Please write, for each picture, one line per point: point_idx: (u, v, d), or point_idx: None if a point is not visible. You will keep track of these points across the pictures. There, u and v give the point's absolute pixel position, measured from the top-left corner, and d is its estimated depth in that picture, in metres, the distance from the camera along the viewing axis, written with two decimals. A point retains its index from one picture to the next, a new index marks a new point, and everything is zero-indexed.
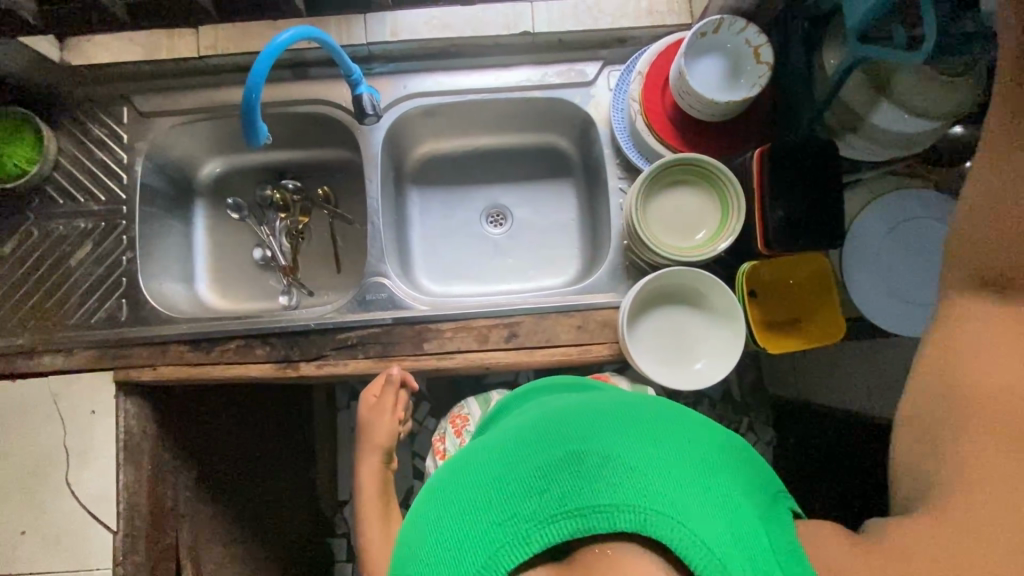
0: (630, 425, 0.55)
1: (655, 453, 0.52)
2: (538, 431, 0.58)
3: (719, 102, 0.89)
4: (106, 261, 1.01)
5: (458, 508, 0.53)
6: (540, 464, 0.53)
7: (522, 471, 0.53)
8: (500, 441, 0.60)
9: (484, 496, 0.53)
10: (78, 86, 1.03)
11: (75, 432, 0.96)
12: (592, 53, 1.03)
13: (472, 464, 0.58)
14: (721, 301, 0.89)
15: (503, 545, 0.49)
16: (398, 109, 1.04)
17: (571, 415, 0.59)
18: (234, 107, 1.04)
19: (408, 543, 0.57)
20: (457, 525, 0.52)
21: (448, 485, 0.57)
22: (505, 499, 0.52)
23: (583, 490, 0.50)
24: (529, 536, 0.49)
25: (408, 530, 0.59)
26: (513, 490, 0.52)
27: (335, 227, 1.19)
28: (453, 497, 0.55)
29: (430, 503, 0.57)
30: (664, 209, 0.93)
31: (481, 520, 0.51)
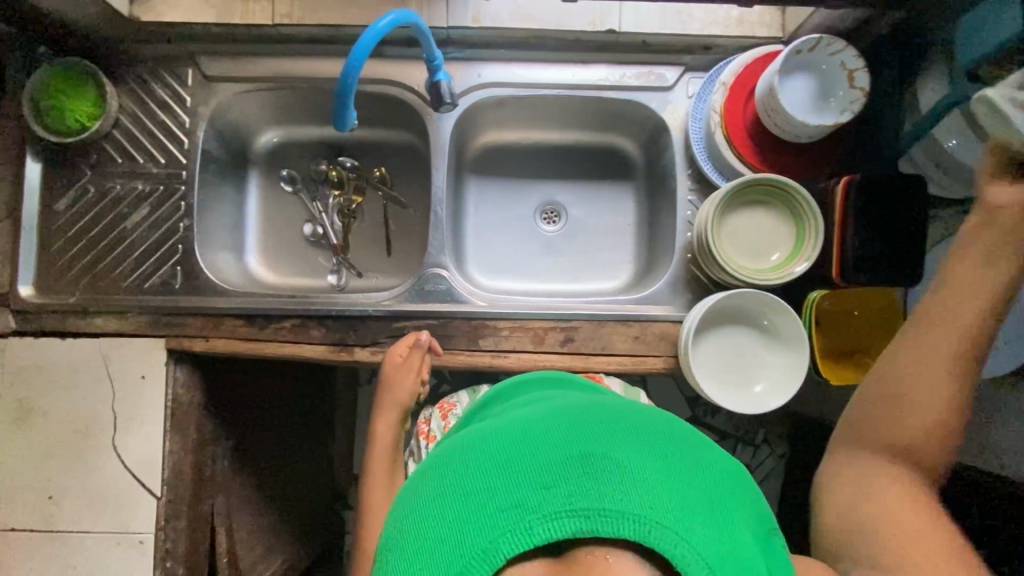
0: (640, 431, 0.52)
1: (667, 466, 0.48)
2: (549, 424, 0.53)
3: (808, 125, 0.86)
4: (163, 226, 0.99)
5: (456, 488, 0.49)
6: (548, 456, 0.49)
7: (528, 461, 0.49)
8: (502, 428, 0.55)
9: (484, 480, 0.49)
10: (143, 42, 1.00)
11: (124, 396, 0.96)
12: (674, 57, 1.00)
13: (472, 446, 0.54)
14: (787, 328, 0.89)
15: (501, 535, 0.45)
16: (470, 98, 1.02)
17: (579, 414, 0.55)
18: (301, 79, 1.01)
19: (394, 520, 0.52)
20: (452, 507, 0.48)
21: (446, 465, 0.53)
22: (508, 486, 0.48)
23: (593, 490, 0.46)
24: (529, 530, 0.45)
25: (393, 508, 0.54)
26: (515, 479, 0.48)
27: (388, 209, 1.17)
28: (450, 479, 0.51)
29: (425, 481, 0.53)
30: (737, 227, 0.92)
31: (479, 506, 0.47)
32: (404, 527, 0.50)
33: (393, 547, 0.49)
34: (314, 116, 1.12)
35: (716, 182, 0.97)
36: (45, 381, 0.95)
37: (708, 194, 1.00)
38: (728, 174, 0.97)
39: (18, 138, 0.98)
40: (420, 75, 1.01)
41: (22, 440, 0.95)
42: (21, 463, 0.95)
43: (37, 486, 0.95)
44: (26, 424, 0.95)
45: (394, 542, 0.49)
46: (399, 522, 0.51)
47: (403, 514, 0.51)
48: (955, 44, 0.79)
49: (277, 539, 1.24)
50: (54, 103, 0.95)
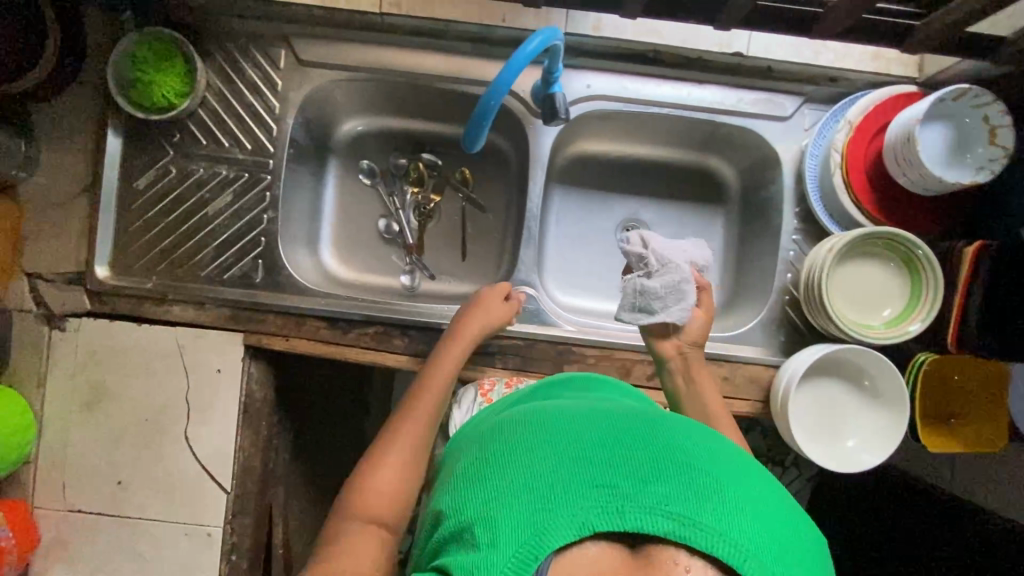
0: (737, 469, 0.51)
1: (758, 506, 0.48)
2: (652, 428, 0.54)
3: (942, 180, 0.82)
4: (246, 216, 0.95)
5: (554, 454, 0.50)
6: (649, 456, 0.50)
7: (631, 453, 0.50)
8: (604, 417, 0.56)
9: (583, 455, 0.50)
10: (236, 17, 0.94)
11: (198, 389, 0.93)
12: (797, 87, 0.95)
13: (581, 423, 0.56)
14: (890, 388, 0.86)
15: (591, 506, 0.45)
16: (576, 109, 0.96)
17: (680, 431, 0.55)
18: (400, 72, 0.95)
19: (479, 459, 0.54)
20: (545, 466, 0.49)
21: (545, 429, 0.54)
22: (607, 466, 0.48)
23: (688, 499, 0.46)
24: (619, 512, 0.45)
25: (478, 451, 0.56)
26: (617, 468, 0.48)
27: (466, 212, 1.13)
28: (552, 445, 0.51)
29: (519, 434, 0.54)
30: (847, 278, 0.88)
31: (574, 474, 0.48)
32: (491, 470, 0.51)
33: (475, 484, 0.51)
34: (402, 108, 1.07)
35: (826, 225, 0.93)
36: (119, 365, 0.93)
37: (814, 236, 0.96)
38: (841, 219, 0.93)
39: (101, 108, 0.93)
40: (525, 80, 0.95)
41: (93, 422, 0.94)
42: (91, 445, 0.94)
43: (106, 469, 0.93)
44: (97, 406, 0.94)
45: (478, 479, 0.51)
46: (487, 463, 0.53)
47: (492, 456, 0.53)
48: None
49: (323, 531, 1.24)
50: (142, 76, 0.89)
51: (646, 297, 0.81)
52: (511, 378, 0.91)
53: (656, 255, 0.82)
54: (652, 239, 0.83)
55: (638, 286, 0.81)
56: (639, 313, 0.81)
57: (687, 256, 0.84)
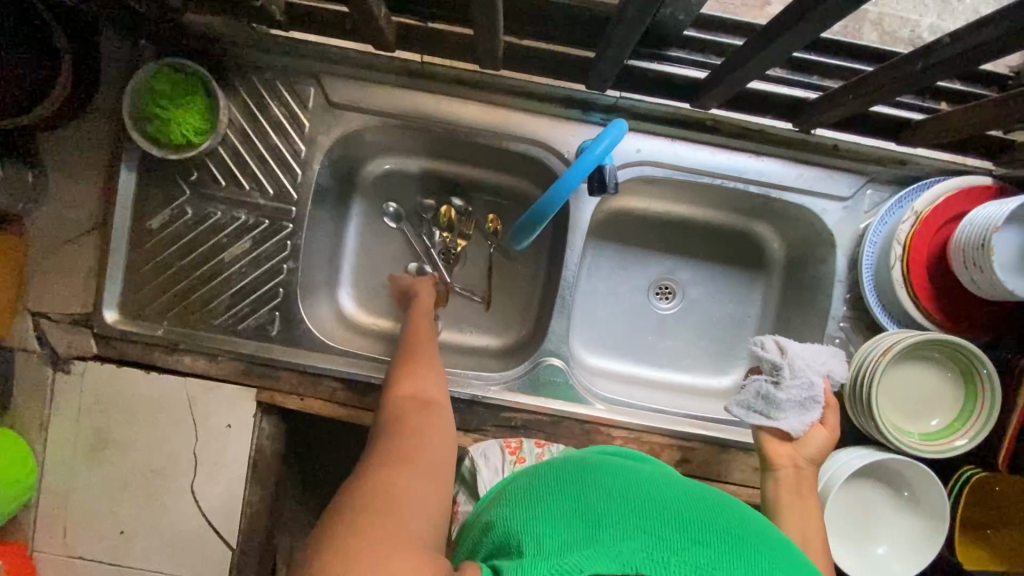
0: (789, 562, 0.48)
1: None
2: (711, 500, 0.53)
3: (1011, 290, 0.76)
4: (264, 264, 0.90)
5: (612, 499, 0.50)
6: (705, 522, 0.48)
7: (687, 519, 0.48)
8: (670, 481, 0.56)
9: (637, 507, 0.49)
10: (264, 51, 0.86)
11: (207, 443, 0.89)
12: (860, 168, 0.88)
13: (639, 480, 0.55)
14: (929, 497, 0.83)
15: (635, 548, 0.43)
16: (621, 173, 0.90)
17: (738, 513, 0.53)
18: (437, 122, 0.88)
19: (538, 488, 0.55)
20: (600, 506, 0.49)
21: (608, 477, 0.54)
22: (660, 520, 0.47)
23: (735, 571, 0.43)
24: (663, 563, 0.42)
25: (539, 478, 0.57)
26: (670, 524, 0.47)
27: (494, 261, 1.07)
28: (610, 491, 0.52)
29: (580, 475, 0.55)
30: (896, 380, 0.83)
31: (625, 517, 0.47)
32: (547, 498, 0.52)
33: (529, 506, 0.52)
34: (434, 151, 1.00)
35: (878, 319, 0.88)
36: (124, 414, 0.89)
37: (862, 325, 0.91)
38: (895, 314, 0.87)
39: (115, 141, 0.87)
40: (571, 140, 0.89)
41: (94, 470, 0.90)
42: (91, 493, 0.90)
43: (106, 519, 0.90)
44: (100, 454, 0.90)
45: (533, 502, 0.52)
46: (544, 491, 0.53)
47: (550, 486, 0.54)
48: None
49: None
50: (160, 112, 0.82)
51: (769, 403, 0.78)
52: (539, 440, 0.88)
53: (788, 363, 0.79)
54: (789, 347, 0.81)
55: (762, 391, 0.79)
56: (752, 413, 0.79)
57: (820, 369, 0.80)
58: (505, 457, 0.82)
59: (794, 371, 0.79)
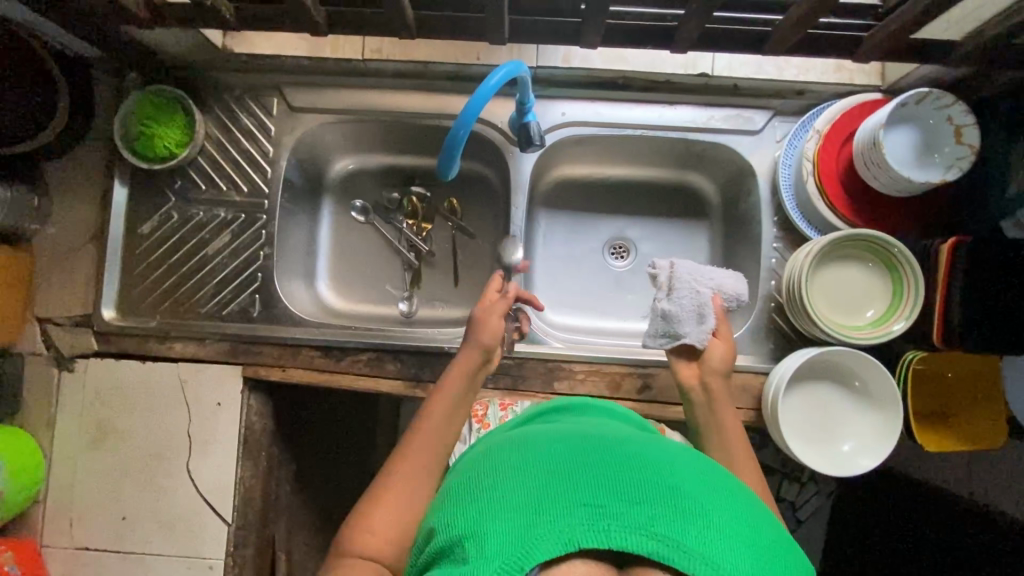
0: (724, 494, 0.47)
1: (749, 536, 0.44)
2: (640, 450, 0.51)
3: (909, 179, 0.83)
4: (243, 254, 1.00)
5: (545, 471, 0.47)
6: (646, 476, 0.46)
7: (620, 475, 0.46)
8: (599, 437, 0.53)
9: (570, 473, 0.46)
10: (231, 71, 1.01)
11: (200, 422, 0.96)
12: (764, 101, 0.98)
13: (565, 440, 0.52)
14: (880, 387, 0.85)
15: (578, 522, 0.42)
16: (552, 136, 1.01)
17: (670, 454, 0.51)
18: (386, 112, 1.01)
19: (470, 481, 0.50)
20: (535, 483, 0.46)
21: (537, 448, 0.51)
22: (590, 483, 0.45)
23: (677, 520, 0.42)
24: (605, 531, 0.42)
25: (471, 470, 0.53)
26: (602, 484, 0.45)
27: (457, 240, 1.16)
28: (538, 459, 0.49)
29: (514, 455, 0.51)
30: (828, 281, 0.89)
31: (560, 490, 0.45)
32: (480, 489, 0.48)
33: (467, 501, 0.48)
34: (389, 146, 1.12)
35: (804, 232, 0.95)
36: (122, 403, 0.96)
37: (794, 243, 0.98)
38: (819, 225, 0.94)
39: (108, 162, 1.00)
40: (505, 113, 1.01)
41: (97, 461, 0.96)
42: (93, 483, 0.96)
43: (109, 507, 0.95)
44: (102, 444, 0.96)
45: (471, 495, 0.48)
46: (479, 479, 0.49)
47: (484, 473, 0.50)
48: None
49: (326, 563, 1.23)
50: (146, 130, 0.95)
51: (669, 322, 0.84)
52: (505, 400, 0.94)
53: (673, 279, 0.86)
54: (676, 264, 0.87)
55: (659, 311, 0.85)
56: (659, 338, 0.84)
57: (709, 283, 0.85)
58: (471, 425, 0.91)
59: (682, 286, 0.84)
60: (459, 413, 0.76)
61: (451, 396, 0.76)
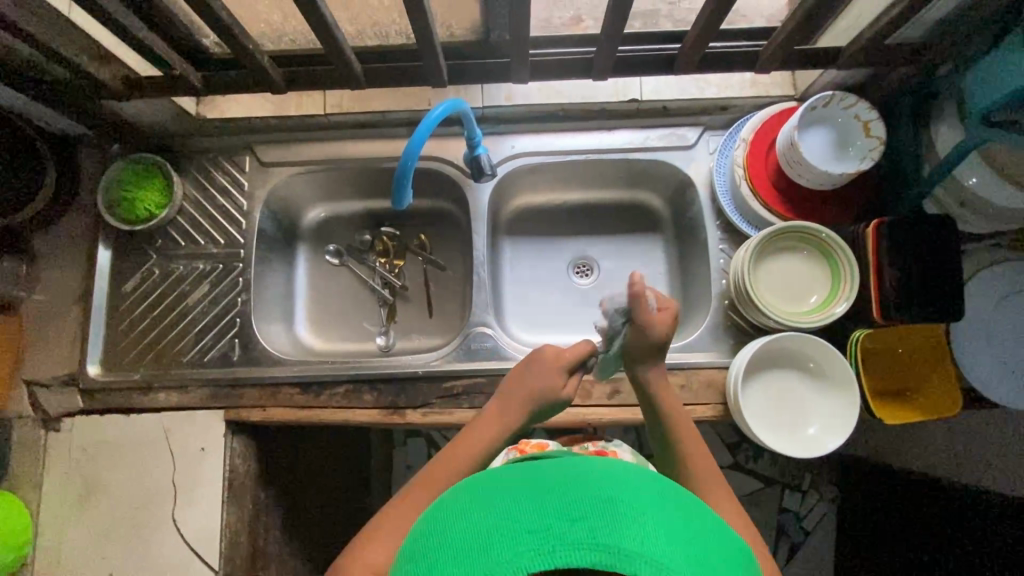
0: (662, 495, 0.48)
1: (687, 533, 0.44)
2: (578, 466, 0.51)
3: (828, 172, 0.91)
4: (222, 302, 1.05)
5: (489, 508, 0.46)
6: (584, 491, 0.46)
7: (558, 495, 0.46)
8: (539, 463, 0.53)
9: (511, 505, 0.46)
10: (206, 136, 1.10)
11: (184, 469, 0.98)
12: (693, 119, 1.07)
13: (508, 470, 0.52)
14: (833, 369, 0.89)
15: (525, 551, 0.42)
16: (504, 167, 1.09)
17: (608, 465, 0.52)
18: (350, 160, 1.10)
19: (421, 537, 0.49)
20: (481, 525, 0.45)
21: (478, 488, 0.50)
22: (532, 507, 0.45)
23: (617, 528, 0.43)
24: (552, 555, 0.42)
25: (423, 523, 0.51)
26: (542, 505, 0.45)
27: (429, 273, 1.22)
28: (484, 494, 0.49)
29: (458, 501, 0.50)
30: (770, 273, 0.95)
31: (505, 527, 0.44)
32: (431, 544, 0.46)
33: (420, 556, 0.46)
34: (357, 192, 1.20)
35: (745, 231, 1.02)
36: (107, 457, 0.98)
37: (739, 243, 1.04)
38: (758, 223, 1.01)
39: (93, 228, 1.06)
40: (459, 151, 1.10)
41: (82, 519, 0.97)
42: (78, 542, 0.96)
43: (94, 565, 0.95)
44: (87, 501, 0.97)
45: (423, 553, 0.46)
46: (429, 535, 0.48)
47: (433, 525, 0.49)
48: (964, 91, 0.82)
49: None
50: (127, 194, 1.03)
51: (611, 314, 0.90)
52: None
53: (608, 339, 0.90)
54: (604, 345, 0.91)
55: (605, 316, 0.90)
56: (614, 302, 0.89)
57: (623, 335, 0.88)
58: None
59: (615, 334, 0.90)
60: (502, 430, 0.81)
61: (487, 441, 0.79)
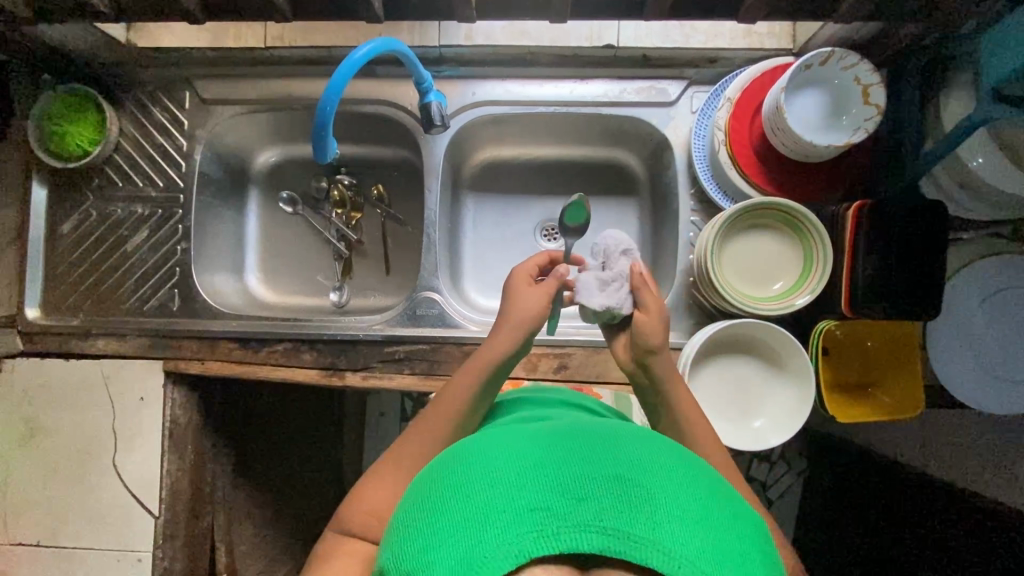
0: (668, 462, 0.45)
1: (697, 507, 0.41)
2: (574, 437, 0.47)
3: (814, 143, 0.81)
4: (161, 249, 1.01)
5: (485, 480, 0.43)
6: (586, 464, 0.43)
7: (559, 468, 0.43)
8: (537, 433, 0.50)
9: (508, 476, 0.42)
10: (141, 67, 1.01)
11: (123, 416, 0.97)
12: (676, 71, 0.95)
13: (502, 439, 0.49)
14: (791, 363, 0.83)
15: (525, 530, 0.38)
16: (465, 116, 0.99)
17: (609, 434, 0.48)
18: (296, 100, 1.01)
19: (414, 503, 0.45)
20: (480, 495, 0.42)
21: (475, 454, 0.47)
22: (530, 482, 0.41)
23: (625, 510, 0.39)
24: (555, 536, 0.38)
25: (414, 491, 0.48)
26: (543, 480, 0.42)
27: (387, 227, 1.15)
28: (478, 462, 0.45)
29: (453, 468, 0.46)
30: (739, 254, 0.87)
31: (500, 502, 0.40)
32: (423, 515, 0.43)
33: (412, 528, 0.43)
34: (309, 136, 1.11)
35: (719, 203, 0.93)
36: (46, 401, 0.97)
37: (713, 216, 0.95)
38: (734, 195, 0.92)
39: (24, 164, 1.00)
40: (415, 96, 1.00)
41: (26, 458, 0.97)
42: (24, 481, 0.97)
43: (39, 503, 0.97)
44: (30, 442, 0.98)
45: (414, 525, 0.43)
46: (419, 507, 0.44)
47: (425, 495, 0.45)
48: (982, 57, 0.71)
49: (276, 555, 1.23)
50: (55, 129, 0.95)
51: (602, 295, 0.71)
52: None
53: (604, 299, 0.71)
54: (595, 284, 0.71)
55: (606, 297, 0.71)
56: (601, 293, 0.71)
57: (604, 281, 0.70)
58: None
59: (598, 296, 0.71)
60: (497, 376, 0.70)
61: (479, 377, 0.69)
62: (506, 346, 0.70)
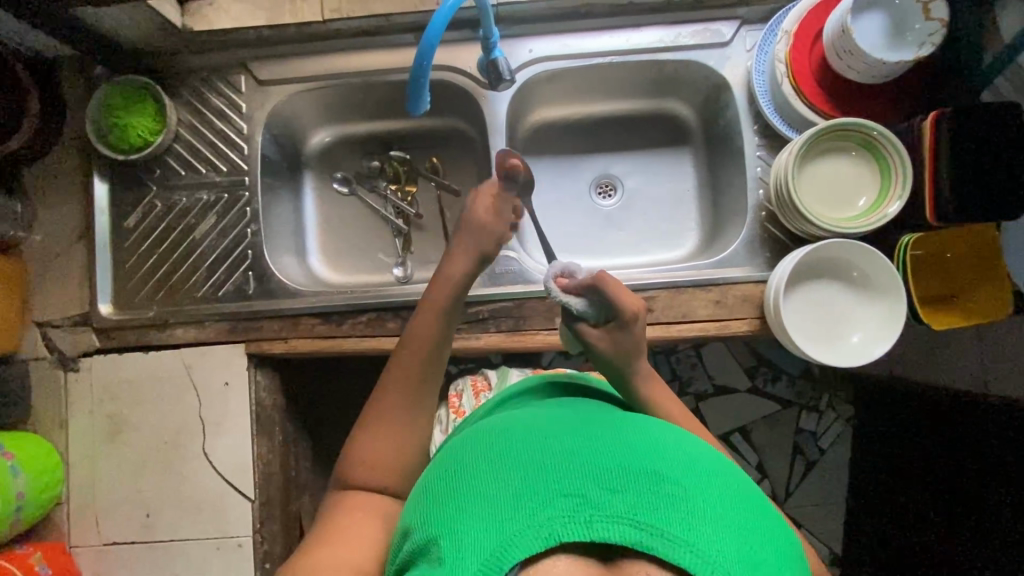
0: (706, 468, 0.46)
1: (731, 515, 0.42)
2: (614, 432, 0.49)
3: (886, 61, 0.83)
4: (231, 233, 1.00)
5: (521, 463, 0.45)
6: (624, 458, 0.45)
7: (597, 459, 0.44)
8: (580, 422, 0.52)
9: (545, 461, 0.45)
10: (194, 52, 1.00)
11: (209, 404, 0.96)
12: (729, 12, 0.97)
13: (536, 427, 0.51)
14: (881, 276, 0.84)
15: (557, 514, 0.41)
16: (526, 73, 1.01)
17: (644, 431, 0.50)
18: (354, 73, 1.02)
19: (447, 473, 0.48)
20: (520, 477, 0.44)
21: (513, 437, 0.49)
22: (569, 471, 0.44)
23: (660, 507, 0.41)
24: (587, 522, 0.40)
25: (443, 468, 0.50)
26: (581, 469, 0.44)
27: (443, 199, 1.14)
28: (516, 447, 0.47)
29: (490, 447, 0.48)
30: (815, 178, 0.89)
31: (534, 486, 0.43)
32: (456, 487, 0.46)
33: (445, 500, 0.45)
34: (362, 111, 1.11)
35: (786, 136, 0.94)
36: (130, 395, 0.96)
37: (777, 149, 0.97)
38: (800, 125, 0.93)
39: (85, 160, 0.99)
40: (472, 59, 1.01)
41: (114, 455, 0.96)
42: (112, 479, 0.96)
43: (130, 500, 0.96)
44: (116, 438, 0.96)
45: (446, 497, 0.46)
46: (451, 481, 0.47)
47: (458, 471, 0.47)
48: None
49: None
50: (116, 120, 0.95)
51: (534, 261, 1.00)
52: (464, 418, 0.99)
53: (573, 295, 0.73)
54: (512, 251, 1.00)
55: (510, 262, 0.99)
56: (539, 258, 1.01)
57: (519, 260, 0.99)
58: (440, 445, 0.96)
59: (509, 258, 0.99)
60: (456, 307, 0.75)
61: (444, 310, 0.74)
62: (460, 278, 0.76)
